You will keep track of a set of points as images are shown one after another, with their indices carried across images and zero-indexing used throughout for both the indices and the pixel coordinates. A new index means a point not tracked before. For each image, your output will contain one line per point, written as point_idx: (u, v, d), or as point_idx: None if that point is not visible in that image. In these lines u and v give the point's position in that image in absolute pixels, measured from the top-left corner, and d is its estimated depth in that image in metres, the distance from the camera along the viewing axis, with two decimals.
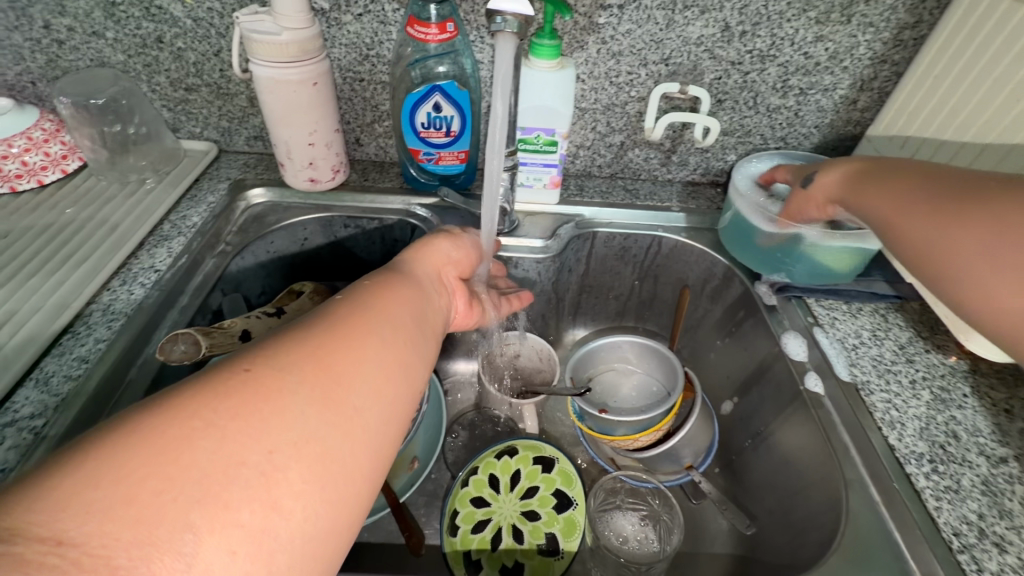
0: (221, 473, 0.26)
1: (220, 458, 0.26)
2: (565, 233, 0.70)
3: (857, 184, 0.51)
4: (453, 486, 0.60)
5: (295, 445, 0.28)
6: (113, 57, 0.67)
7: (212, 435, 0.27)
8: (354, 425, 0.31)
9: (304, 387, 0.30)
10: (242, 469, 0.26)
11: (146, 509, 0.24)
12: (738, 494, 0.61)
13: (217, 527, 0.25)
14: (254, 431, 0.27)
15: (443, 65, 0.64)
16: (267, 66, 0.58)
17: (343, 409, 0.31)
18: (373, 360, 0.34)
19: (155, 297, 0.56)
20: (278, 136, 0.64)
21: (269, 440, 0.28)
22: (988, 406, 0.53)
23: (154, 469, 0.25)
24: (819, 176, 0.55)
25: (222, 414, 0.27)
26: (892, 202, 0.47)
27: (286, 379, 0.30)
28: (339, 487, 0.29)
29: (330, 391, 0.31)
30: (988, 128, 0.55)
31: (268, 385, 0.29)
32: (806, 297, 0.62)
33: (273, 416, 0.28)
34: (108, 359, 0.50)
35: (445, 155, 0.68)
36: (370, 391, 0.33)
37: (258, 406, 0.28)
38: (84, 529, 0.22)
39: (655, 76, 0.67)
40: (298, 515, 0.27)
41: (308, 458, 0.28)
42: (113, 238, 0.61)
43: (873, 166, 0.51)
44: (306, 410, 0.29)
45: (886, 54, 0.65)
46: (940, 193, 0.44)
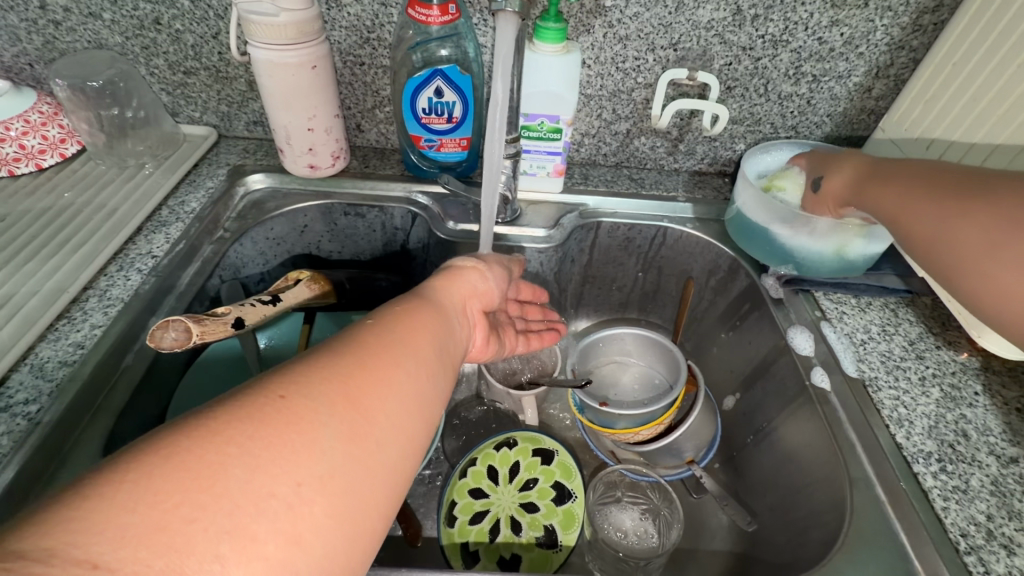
0: (251, 505, 0.25)
1: (250, 489, 0.25)
2: (568, 223, 0.69)
3: (863, 182, 0.51)
4: (451, 477, 0.60)
5: (323, 479, 0.27)
6: (111, 39, 0.66)
7: (244, 463, 0.26)
8: (380, 464, 0.30)
9: (335, 418, 0.29)
10: (272, 503, 0.25)
11: (178, 536, 0.23)
12: (740, 490, 0.60)
13: (245, 561, 0.24)
14: (286, 462, 0.26)
15: (446, 48, 0.62)
16: (265, 48, 0.57)
17: (370, 444, 0.30)
18: (401, 392, 0.33)
19: (152, 283, 0.55)
20: (276, 121, 0.63)
21: (299, 473, 0.27)
22: (999, 405, 0.51)
23: (185, 496, 0.24)
24: (827, 174, 0.54)
25: (254, 441, 0.26)
26: (894, 196, 0.46)
27: (318, 409, 0.29)
28: (359, 526, 0.28)
29: (359, 423, 0.30)
30: (1007, 121, 0.52)
31: (300, 415, 0.28)
32: (814, 291, 0.61)
33: (302, 447, 0.27)
34: (104, 345, 0.49)
35: (447, 142, 0.67)
36: (396, 427, 0.32)
37: (290, 436, 0.27)
38: (119, 553, 0.21)
39: (663, 62, 0.65)
40: (320, 552, 0.26)
41: (334, 496, 0.27)
42: (110, 223, 0.60)
43: (876, 166, 0.51)
44: (336, 444, 0.28)
45: (903, 40, 0.63)
46: (944, 184, 0.43)
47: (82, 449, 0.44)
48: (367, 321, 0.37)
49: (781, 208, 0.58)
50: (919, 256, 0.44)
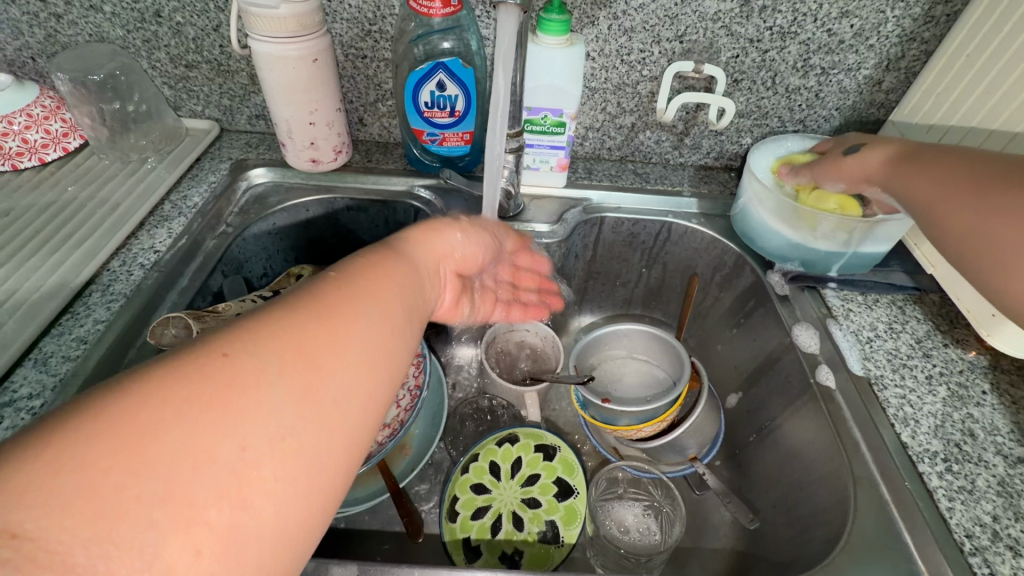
0: (191, 467, 0.24)
1: (189, 451, 0.24)
2: (571, 218, 0.68)
3: (898, 166, 0.49)
4: (453, 472, 0.60)
5: (271, 440, 0.27)
6: (112, 33, 0.65)
7: (182, 424, 0.25)
8: (335, 420, 0.30)
9: (283, 377, 0.29)
10: (214, 465, 0.25)
11: (108, 502, 0.22)
12: (743, 487, 0.59)
13: (184, 524, 0.23)
14: (229, 422, 0.26)
15: (448, 41, 0.61)
16: (267, 42, 0.56)
17: (321, 404, 0.30)
18: (356, 352, 0.33)
19: (154, 278, 0.55)
20: (278, 115, 0.63)
21: (242, 435, 0.26)
22: (1007, 404, 0.51)
23: (116, 462, 0.23)
24: (862, 153, 0.53)
25: (193, 402, 0.26)
26: (926, 185, 0.45)
27: (265, 370, 0.28)
28: (313, 483, 0.28)
29: (310, 382, 0.30)
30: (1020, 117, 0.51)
31: (245, 374, 0.28)
32: (820, 287, 0.60)
33: (249, 408, 0.27)
34: (106, 340, 0.49)
35: (449, 136, 0.66)
36: (352, 385, 0.32)
37: (233, 395, 0.27)
38: (41, 522, 0.21)
39: (668, 54, 0.64)
40: (267, 512, 0.26)
41: (284, 454, 0.27)
42: (113, 218, 0.60)
43: (913, 149, 0.49)
44: (285, 406, 0.28)
45: (915, 32, 0.61)
46: (983, 178, 0.42)
47: None
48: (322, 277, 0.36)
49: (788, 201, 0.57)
50: (948, 248, 0.43)
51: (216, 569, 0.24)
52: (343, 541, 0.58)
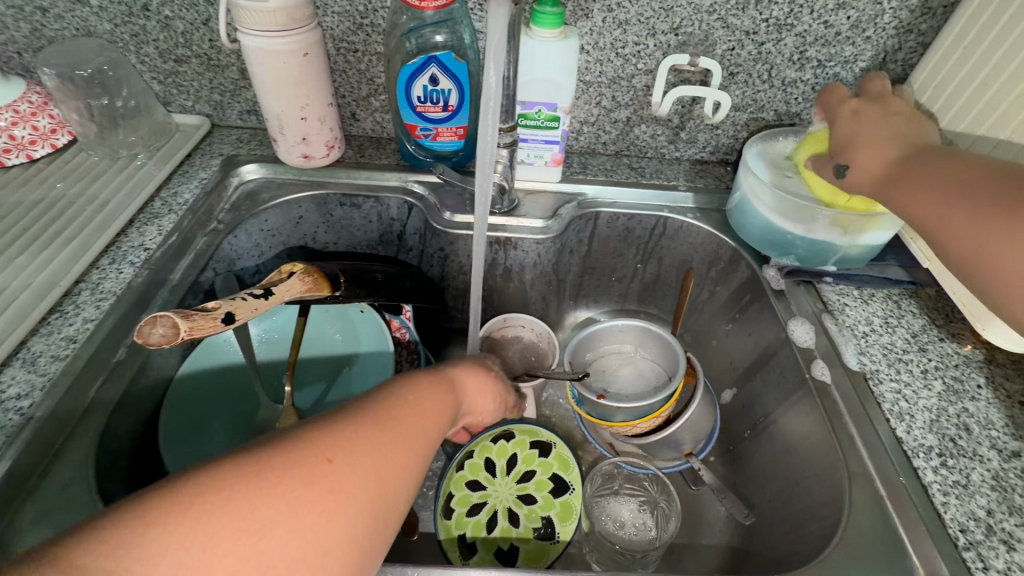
0: (280, 567, 0.27)
1: (285, 552, 0.27)
2: (566, 213, 0.68)
3: (893, 169, 0.47)
4: (448, 469, 0.60)
5: (344, 547, 0.29)
6: (99, 27, 0.64)
7: (281, 525, 0.28)
8: (388, 537, 0.32)
9: (368, 487, 0.31)
10: (300, 567, 0.28)
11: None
12: (738, 482, 0.59)
13: None
14: (317, 530, 0.29)
15: (441, 34, 0.60)
16: (255, 35, 0.55)
17: (388, 516, 0.32)
18: (421, 466, 0.35)
19: (144, 276, 0.55)
20: (269, 110, 0.62)
21: (327, 542, 0.29)
22: (1002, 398, 0.51)
23: (225, 551, 0.26)
24: (855, 158, 0.49)
25: (294, 504, 0.28)
26: (916, 192, 0.44)
27: (355, 477, 0.31)
28: None
29: (383, 498, 0.32)
30: (1016, 110, 0.50)
31: (337, 483, 0.30)
32: (816, 282, 0.60)
33: (335, 518, 0.29)
34: (96, 339, 0.49)
35: (442, 131, 0.66)
36: (409, 503, 0.34)
37: (325, 503, 0.29)
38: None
39: (663, 47, 0.63)
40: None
41: (349, 567, 0.30)
42: (102, 215, 0.60)
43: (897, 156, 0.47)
44: (363, 519, 0.30)
45: (912, 24, 0.61)
46: (986, 184, 0.40)
47: (76, 443, 0.44)
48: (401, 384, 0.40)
49: (782, 197, 0.57)
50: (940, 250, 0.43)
51: None
52: None
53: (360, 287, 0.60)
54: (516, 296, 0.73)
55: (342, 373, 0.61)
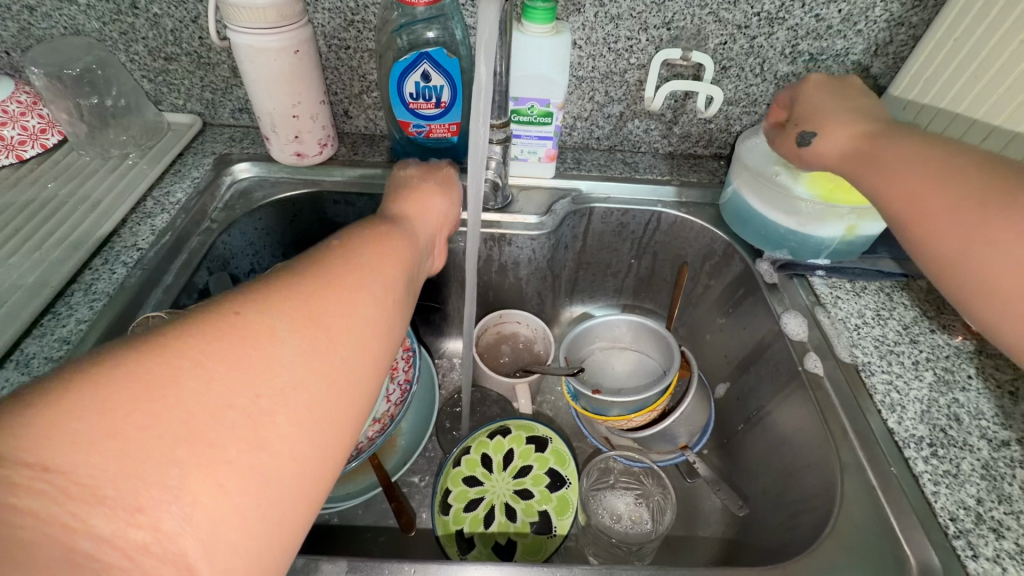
0: (208, 410, 0.25)
1: (208, 399, 0.25)
2: (560, 209, 0.68)
3: (865, 153, 0.46)
4: (445, 466, 0.60)
5: (281, 393, 0.27)
6: (87, 25, 0.64)
7: (198, 373, 0.25)
8: (344, 377, 0.30)
9: (294, 336, 0.29)
10: (233, 415, 0.25)
11: (131, 441, 0.22)
12: (733, 474, 0.60)
13: (205, 463, 0.24)
14: (246, 373, 0.26)
15: (432, 30, 0.60)
16: (245, 33, 0.55)
17: (337, 356, 0.30)
18: (362, 311, 0.33)
19: (138, 276, 0.55)
20: (260, 108, 0.62)
21: (257, 386, 0.26)
22: (992, 388, 0.51)
23: (136, 406, 0.23)
24: (824, 130, 0.49)
25: (210, 352, 0.26)
26: (896, 177, 0.43)
27: (275, 326, 0.29)
28: (327, 432, 0.29)
29: (321, 339, 0.30)
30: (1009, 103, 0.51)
31: (256, 329, 0.28)
32: (809, 275, 0.60)
33: (261, 360, 0.27)
34: (89, 340, 0.49)
35: (436, 128, 0.66)
36: (359, 342, 0.32)
37: (250, 348, 0.27)
38: (71, 457, 0.21)
39: (656, 42, 0.63)
40: (286, 458, 0.27)
41: (298, 406, 0.28)
42: (95, 214, 0.59)
43: (882, 144, 0.45)
44: (299, 360, 0.28)
45: (903, 17, 0.61)
46: (971, 177, 0.39)
47: None
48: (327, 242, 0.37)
49: (776, 181, 0.57)
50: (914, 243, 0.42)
51: (240, 504, 0.24)
52: (336, 535, 0.58)
53: None
54: (512, 292, 0.73)
55: None
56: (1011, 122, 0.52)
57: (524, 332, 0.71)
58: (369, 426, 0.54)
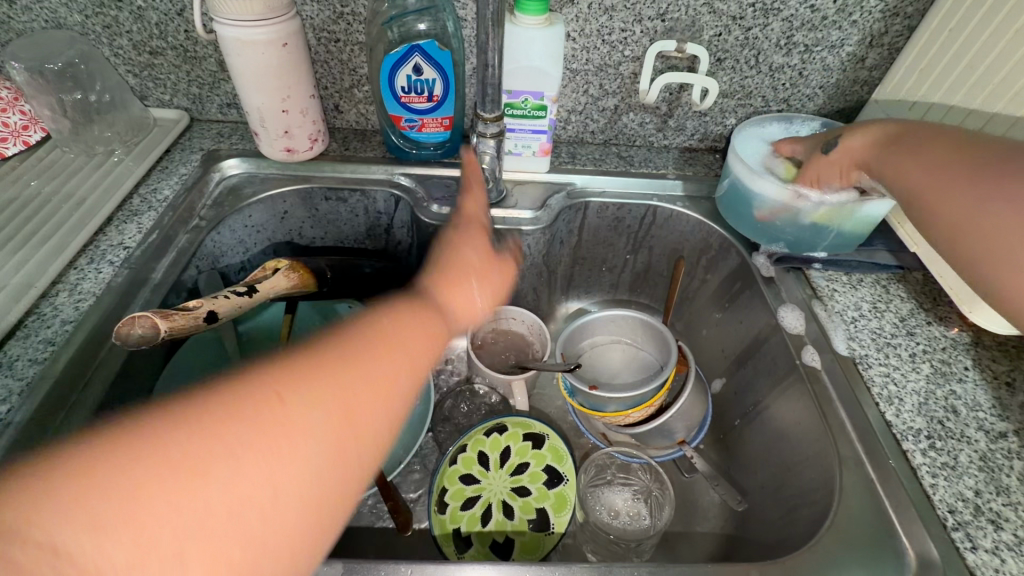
0: (223, 488, 0.30)
1: (225, 474, 0.30)
2: (555, 204, 0.67)
3: (888, 151, 0.48)
4: (441, 464, 0.59)
5: (293, 474, 0.33)
6: (69, 19, 0.62)
7: (221, 450, 0.31)
8: (350, 465, 0.35)
9: (315, 415, 0.35)
10: (249, 505, 0.31)
11: (153, 521, 0.28)
12: (730, 469, 0.60)
13: (208, 551, 0.28)
14: (260, 450, 0.32)
15: (424, 22, 0.59)
16: (232, 25, 0.54)
17: (349, 438, 0.36)
18: (381, 394, 0.39)
19: (125, 275, 0.53)
20: (249, 103, 0.60)
21: (274, 473, 0.32)
22: (989, 379, 0.51)
23: (168, 482, 0.29)
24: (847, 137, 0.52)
25: (237, 432, 0.32)
26: (917, 169, 0.45)
27: (307, 414, 0.35)
28: (323, 524, 0.33)
29: (336, 421, 0.36)
30: (997, 95, 0.51)
31: (286, 411, 0.34)
32: (805, 269, 0.60)
33: (282, 439, 0.33)
34: (75, 341, 0.47)
35: (428, 122, 0.65)
36: (369, 430, 0.37)
37: (274, 426, 0.33)
38: (67, 533, 0.26)
39: (650, 33, 0.62)
40: (277, 551, 0.31)
41: (303, 489, 0.33)
42: (80, 213, 0.58)
43: (909, 145, 0.47)
44: (316, 436, 0.34)
45: (897, 7, 0.60)
46: (985, 165, 0.40)
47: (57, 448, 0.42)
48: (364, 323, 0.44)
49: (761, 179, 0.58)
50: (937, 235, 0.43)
51: None
52: None
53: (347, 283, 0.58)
54: (507, 288, 0.73)
55: None
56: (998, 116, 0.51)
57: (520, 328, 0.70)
58: None
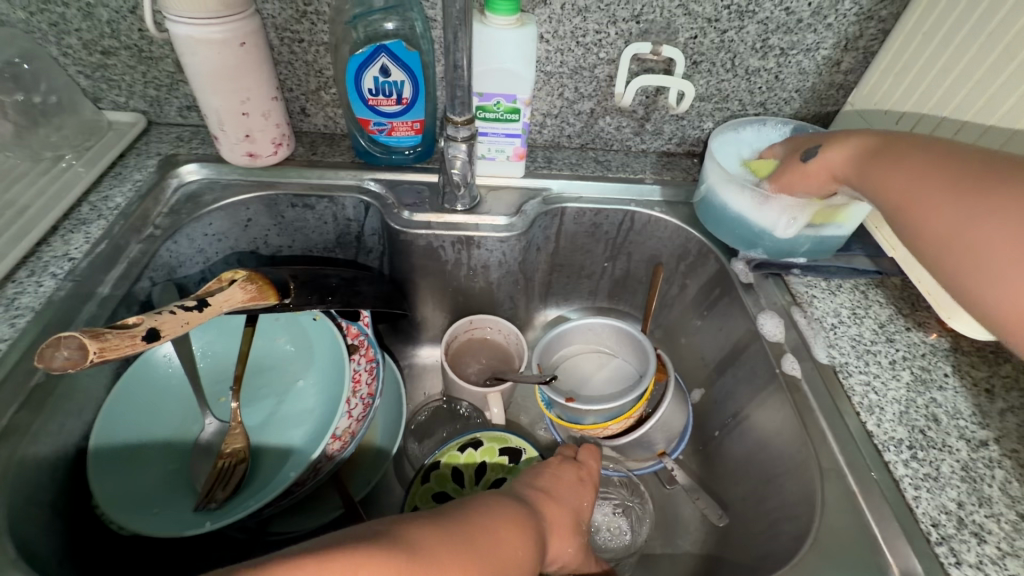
0: None
1: None
2: (531, 210, 0.65)
3: (867, 162, 0.46)
4: (412, 482, 0.56)
5: None
6: (12, 16, 0.59)
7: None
8: None
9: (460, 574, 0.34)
10: None
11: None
12: (711, 480, 0.58)
13: None
14: None
15: (391, 21, 0.57)
16: (185, 23, 0.51)
17: None
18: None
19: (68, 288, 0.50)
20: (206, 105, 0.58)
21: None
22: (969, 386, 0.50)
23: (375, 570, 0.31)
24: (826, 150, 0.50)
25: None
26: (900, 179, 0.43)
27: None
28: None
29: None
30: (973, 99, 0.50)
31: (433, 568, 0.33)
32: (784, 274, 0.59)
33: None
34: (10, 361, 0.44)
35: (398, 126, 0.62)
36: None
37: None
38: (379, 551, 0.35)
39: (625, 35, 0.61)
40: None
41: None
42: (21, 222, 0.54)
43: (900, 156, 0.44)
44: None
45: (872, 10, 0.60)
46: (977, 177, 0.38)
47: None
48: (537, 495, 0.45)
49: (736, 193, 0.57)
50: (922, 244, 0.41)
51: None
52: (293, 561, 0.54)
53: (313, 292, 0.54)
54: (482, 296, 0.70)
55: (295, 388, 0.56)
56: (979, 118, 0.50)
57: (500, 341, 0.69)
58: (329, 443, 0.49)
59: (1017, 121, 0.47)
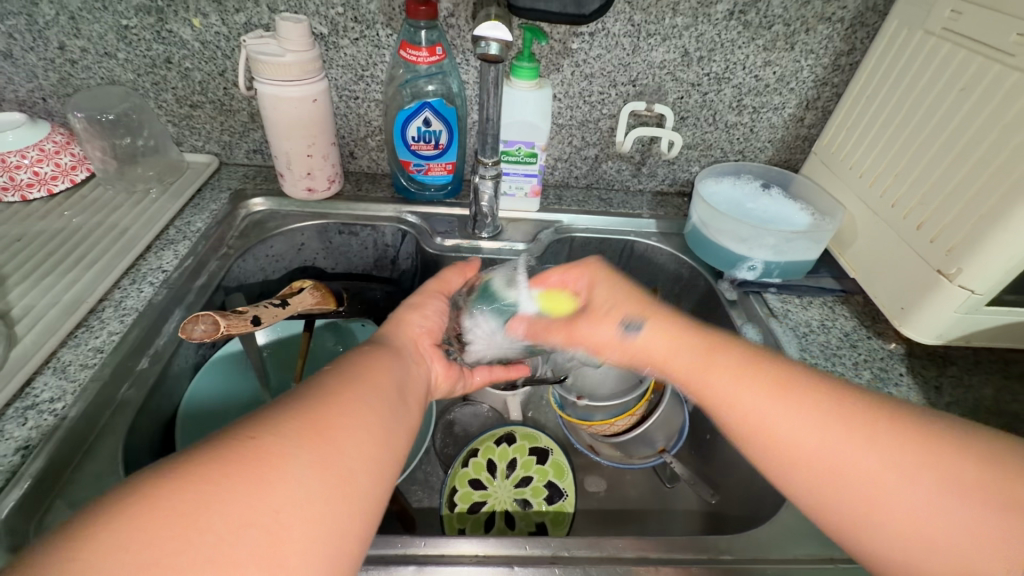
0: (217, 488, 0.30)
1: (223, 488, 0.30)
2: (545, 238, 0.76)
3: (707, 370, 0.48)
4: (453, 465, 0.65)
5: (240, 479, 0.31)
6: (123, 76, 0.72)
7: (194, 487, 0.30)
8: (314, 453, 0.34)
9: (302, 448, 0.34)
10: (219, 486, 0.30)
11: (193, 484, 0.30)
12: (706, 470, 0.66)
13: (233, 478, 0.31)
14: (250, 469, 0.32)
15: (433, 84, 0.70)
16: (271, 84, 0.63)
17: (318, 442, 0.35)
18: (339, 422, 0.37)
19: (164, 294, 0.60)
20: (279, 149, 0.70)
21: (275, 502, 0.31)
22: (920, 382, 0.61)
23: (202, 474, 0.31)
24: (652, 336, 0.52)
25: (218, 469, 0.31)
26: (773, 389, 0.45)
27: (298, 456, 0.33)
28: (269, 471, 0.32)
29: (315, 434, 0.35)
30: (900, 155, 0.62)
31: (268, 452, 0.33)
32: (763, 292, 0.70)
33: (263, 458, 0.32)
34: (123, 349, 0.53)
35: (434, 166, 0.74)
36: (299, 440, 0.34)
37: (252, 459, 0.32)
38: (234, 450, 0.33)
39: (624, 96, 0.74)
40: (273, 482, 0.32)
41: (238, 481, 0.31)
42: (123, 241, 0.65)
43: (767, 364, 0.47)
44: (299, 445, 0.34)
45: (827, 77, 0.73)
46: (842, 407, 0.43)
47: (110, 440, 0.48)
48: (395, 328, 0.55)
49: (725, 224, 0.67)
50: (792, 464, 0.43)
51: (253, 487, 0.31)
52: None
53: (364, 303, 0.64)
54: None
55: None
56: (903, 172, 0.61)
57: None
58: None
59: (929, 173, 0.58)
